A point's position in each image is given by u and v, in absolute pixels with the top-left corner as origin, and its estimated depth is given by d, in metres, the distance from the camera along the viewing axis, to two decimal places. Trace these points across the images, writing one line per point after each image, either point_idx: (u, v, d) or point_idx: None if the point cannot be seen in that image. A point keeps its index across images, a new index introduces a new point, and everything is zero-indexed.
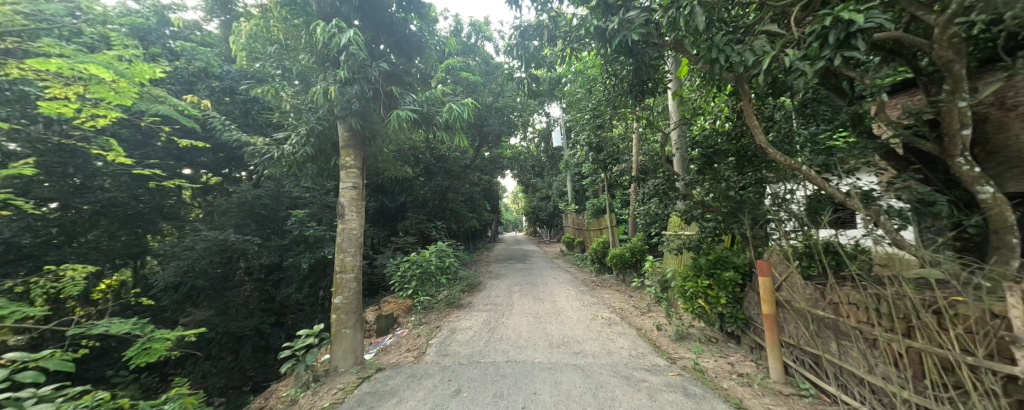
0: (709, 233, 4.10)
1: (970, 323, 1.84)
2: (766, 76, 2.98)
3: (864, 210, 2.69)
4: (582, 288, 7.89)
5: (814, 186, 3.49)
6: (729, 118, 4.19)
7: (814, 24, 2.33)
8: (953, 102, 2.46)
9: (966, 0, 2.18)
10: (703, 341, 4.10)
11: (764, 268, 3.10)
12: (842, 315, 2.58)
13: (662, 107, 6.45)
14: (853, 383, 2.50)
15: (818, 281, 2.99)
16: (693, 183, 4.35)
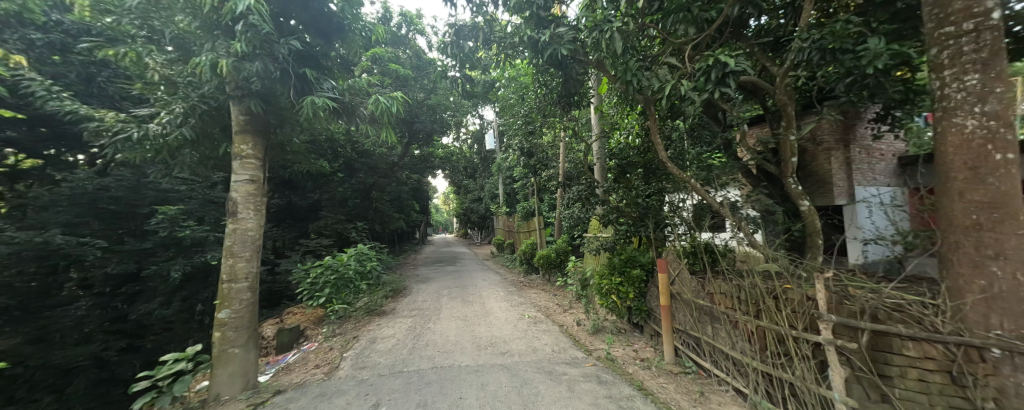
0: (622, 234, 4.67)
1: (794, 304, 2.43)
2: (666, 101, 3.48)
3: (731, 217, 3.34)
4: (510, 289, 8.08)
5: (699, 196, 4.20)
6: (639, 135, 4.82)
7: (702, 62, 2.80)
8: (784, 135, 3.23)
9: (797, 60, 2.88)
10: (614, 333, 4.59)
11: (662, 265, 3.63)
12: (716, 303, 3.15)
13: (586, 119, 7.04)
14: (721, 358, 3.07)
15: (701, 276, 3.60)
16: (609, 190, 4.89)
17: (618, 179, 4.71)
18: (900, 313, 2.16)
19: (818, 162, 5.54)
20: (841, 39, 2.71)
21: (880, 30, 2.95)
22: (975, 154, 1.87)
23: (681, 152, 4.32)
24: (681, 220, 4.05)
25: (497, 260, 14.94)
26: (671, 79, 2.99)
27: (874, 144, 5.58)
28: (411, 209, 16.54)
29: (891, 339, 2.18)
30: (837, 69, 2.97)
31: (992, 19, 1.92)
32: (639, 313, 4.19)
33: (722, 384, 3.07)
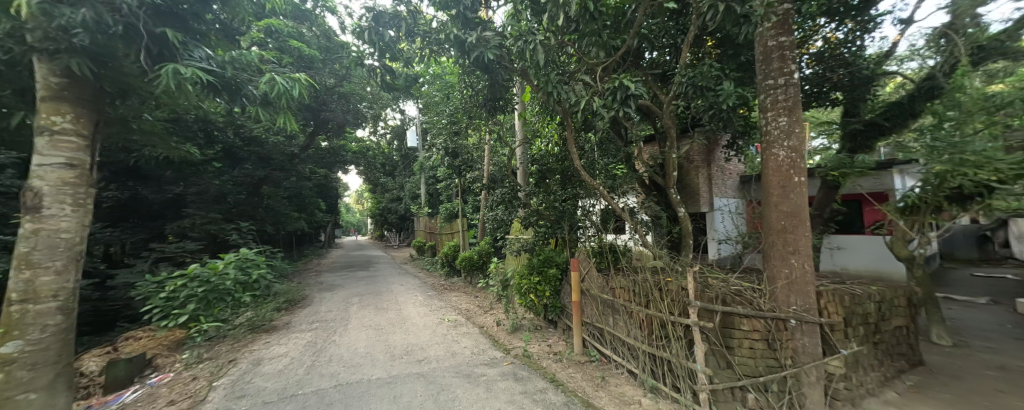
0: (541, 237, 4.98)
1: (672, 293, 2.91)
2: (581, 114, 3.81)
3: (629, 220, 3.83)
4: (431, 293, 7.77)
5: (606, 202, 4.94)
6: (557, 143, 5.17)
7: (610, 83, 3.14)
8: (670, 152, 3.85)
9: (679, 92, 3.47)
10: (531, 330, 4.83)
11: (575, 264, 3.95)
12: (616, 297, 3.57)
13: (511, 125, 7.26)
14: (619, 345, 3.48)
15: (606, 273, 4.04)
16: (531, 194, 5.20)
17: (540, 184, 5.08)
18: (740, 297, 2.81)
19: (691, 177, 7.02)
20: (707, 79, 3.37)
21: (732, 76, 3.77)
22: (784, 176, 2.60)
23: (592, 164, 4.65)
24: (591, 223, 4.68)
25: (416, 263, 14.17)
26: (584, 95, 3.32)
27: (725, 164, 7.36)
28: (314, 208, 14.63)
29: (733, 318, 2.76)
30: (703, 104, 3.68)
31: (795, 79, 2.64)
32: (552, 310, 4.48)
33: (619, 368, 3.49)
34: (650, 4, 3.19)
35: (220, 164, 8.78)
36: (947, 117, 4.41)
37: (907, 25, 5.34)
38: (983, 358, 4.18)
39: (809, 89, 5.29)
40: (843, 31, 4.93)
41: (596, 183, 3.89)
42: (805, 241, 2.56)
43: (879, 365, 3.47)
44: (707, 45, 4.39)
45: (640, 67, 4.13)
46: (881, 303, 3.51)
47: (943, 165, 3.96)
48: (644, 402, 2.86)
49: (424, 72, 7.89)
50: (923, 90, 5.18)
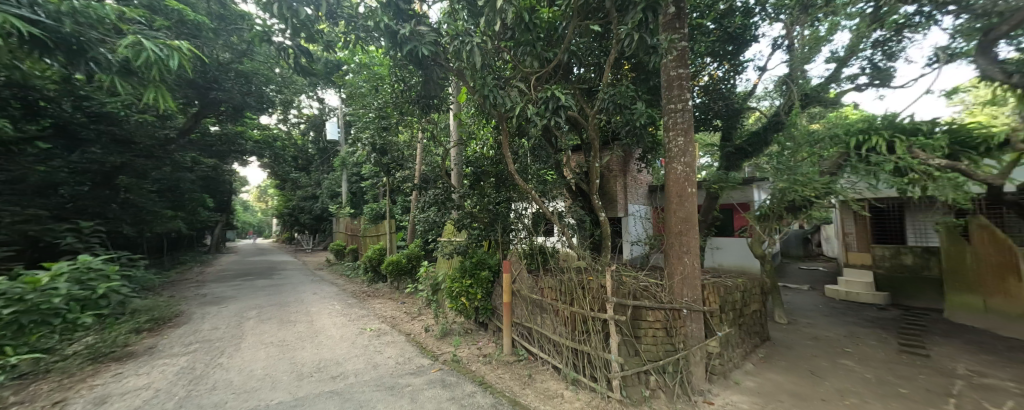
0: (473, 239, 4.97)
1: (593, 291, 3.17)
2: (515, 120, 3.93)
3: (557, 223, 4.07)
4: (351, 302, 7.07)
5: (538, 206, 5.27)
6: (492, 147, 5.26)
7: (543, 92, 3.31)
8: (593, 162, 4.20)
9: (602, 107, 3.82)
10: (461, 334, 4.79)
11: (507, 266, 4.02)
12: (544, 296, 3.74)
13: (445, 125, 7.08)
14: (546, 342, 3.65)
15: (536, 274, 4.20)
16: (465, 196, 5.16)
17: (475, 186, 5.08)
18: (647, 291, 3.22)
19: (609, 184, 7.80)
20: (624, 98, 3.79)
21: (644, 97, 4.28)
22: (682, 187, 3.08)
23: (525, 167, 4.75)
24: (523, 226, 4.87)
25: (332, 269, 12.74)
26: (519, 101, 3.46)
27: (637, 173, 8.29)
28: (195, 204, 12.15)
29: (642, 310, 3.15)
30: (620, 120, 4.12)
31: (688, 106, 3.16)
32: (484, 313, 4.50)
33: (545, 365, 3.66)
34: (578, 24, 3.48)
35: (61, 152, 6.65)
36: (787, 146, 5.74)
37: (762, 72, 6.78)
38: (806, 331, 5.51)
39: (699, 114, 6.34)
40: (721, 70, 5.99)
41: (529, 187, 4.02)
42: (694, 242, 3.07)
43: (743, 342, 4.32)
44: (624, 68, 4.93)
45: (568, 80, 4.45)
46: (744, 292, 4.38)
47: (784, 182, 5.06)
48: (566, 395, 3.06)
49: (348, 59, 7.21)
50: (772, 123, 6.62)
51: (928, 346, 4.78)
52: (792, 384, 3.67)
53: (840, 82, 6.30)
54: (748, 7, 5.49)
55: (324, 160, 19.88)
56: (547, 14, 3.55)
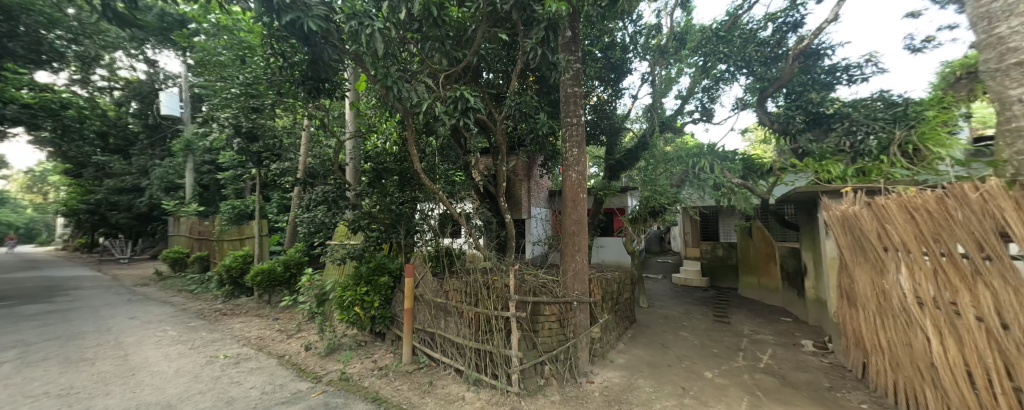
0: (372, 242, 4.65)
1: (499, 290, 3.34)
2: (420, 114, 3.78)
3: (465, 225, 4.12)
4: (195, 324, 5.54)
5: (446, 207, 5.16)
6: (397, 143, 5.01)
7: (452, 92, 3.33)
8: (501, 165, 4.34)
9: (508, 113, 3.99)
10: (353, 347, 4.37)
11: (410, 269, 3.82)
12: (449, 299, 3.71)
13: (337, 113, 6.26)
14: (449, 346, 3.63)
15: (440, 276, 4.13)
16: (363, 194, 4.77)
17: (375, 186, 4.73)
18: (544, 288, 3.57)
19: (515, 189, 8.49)
20: (529, 108, 4.19)
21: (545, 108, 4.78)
22: (576, 194, 3.52)
23: (433, 167, 4.79)
24: (428, 227, 4.69)
25: (164, 283, 9.79)
26: (426, 97, 3.36)
27: (539, 180, 9.26)
28: None
29: (540, 306, 3.45)
30: (525, 128, 4.54)
31: (578, 120, 3.71)
32: (380, 321, 4.21)
33: (446, 369, 3.62)
34: (486, 30, 3.57)
35: None
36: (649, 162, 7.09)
37: (634, 99, 8.09)
38: (658, 312, 6.88)
39: (590, 129, 7.21)
40: (606, 93, 6.91)
41: (435, 187, 3.93)
42: (584, 242, 3.60)
43: (617, 326, 5.11)
44: (529, 80, 5.27)
45: (478, 83, 4.57)
46: (619, 283, 5.21)
47: (649, 191, 6.51)
48: (468, 397, 3.11)
49: (202, 16, 5.72)
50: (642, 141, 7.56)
51: (729, 315, 6.57)
52: (650, 356, 4.53)
53: (684, 114, 8.09)
54: (625, 44, 6.58)
55: (151, 139, 15.06)
56: (457, 13, 3.53)
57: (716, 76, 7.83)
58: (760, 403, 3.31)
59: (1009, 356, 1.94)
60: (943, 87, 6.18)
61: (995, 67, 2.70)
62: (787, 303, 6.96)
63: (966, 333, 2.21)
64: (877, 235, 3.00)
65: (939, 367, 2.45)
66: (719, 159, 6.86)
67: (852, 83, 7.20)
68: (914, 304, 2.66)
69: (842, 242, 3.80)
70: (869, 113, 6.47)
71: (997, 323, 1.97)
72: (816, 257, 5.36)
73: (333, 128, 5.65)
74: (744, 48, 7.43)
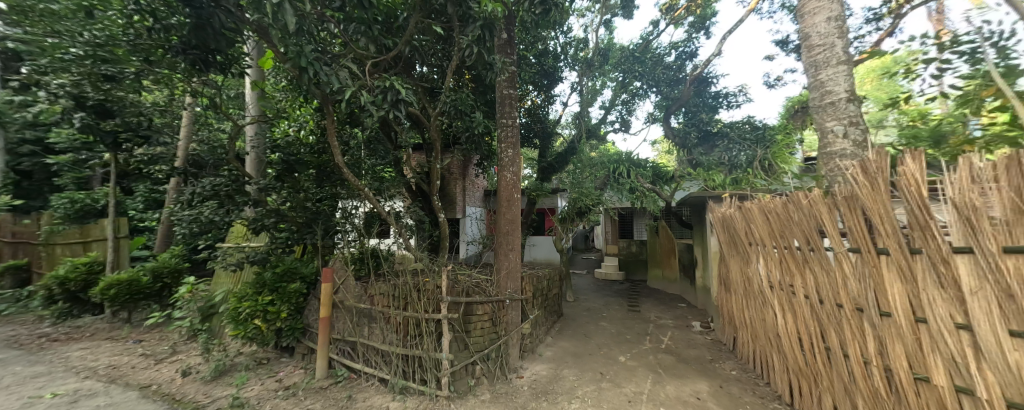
0: (282, 244, 4.18)
1: (430, 292, 3.32)
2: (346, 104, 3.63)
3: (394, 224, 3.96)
4: (2, 357, 4.13)
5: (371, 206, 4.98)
6: (314, 134, 4.59)
7: (381, 81, 3.23)
8: (435, 163, 4.22)
9: (443, 109, 3.91)
10: (250, 367, 3.78)
11: (328, 275, 3.52)
12: (374, 304, 3.52)
13: (234, 93, 5.32)
14: (372, 354, 3.44)
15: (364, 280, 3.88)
16: (269, 188, 4.15)
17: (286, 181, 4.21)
18: (478, 287, 3.70)
19: (449, 187, 8.28)
20: (465, 106, 4.22)
21: (480, 108, 4.84)
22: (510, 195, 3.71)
23: (358, 160, 4.60)
24: (352, 227, 4.37)
25: None
26: (350, 84, 3.10)
27: (474, 179, 9.23)
28: None
29: (473, 307, 3.53)
30: (461, 125, 4.56)
31: (512, 122, 3.87)
32: (287, 332, 3.80)
33: (369, 380, 3.42)
34: (420, 20, 3.44)
35: None
36: (576, 166, 7.62)
37: (565, 106, 8.64)
38: (580, 305, 7.42)
39: (523, 132, 7.33)
40: (539, 98, 7.15)
41: (360, 183, 3.86)
42: (516, 240, 3.98)
43: (546, 321, 5.35)
44: (465, 77, 5.23)
45: (411, 75, 4.44)
46: (549, 280, 5.52)
47: (576, 193, 7.07)
48: (393, 406, 3.01)
49: None
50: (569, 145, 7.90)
51: (638, 304, 7.42)
52: (574, 347, 4.88)
53: (606, 124, 8.87)
54: (557, 53, 6.91)
55: None
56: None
57: (633, 91, 8.79)
58: (662, 379, 3.83)
59: (823, 325, 2.58)
60: (787, 116, 7.99)
61: (818, 105, 3.63)
62: (683, 291, 8.16)
63: (799, 309, 2.87)
64: (745, 233, 3.70)
65: (783, 336, 3.12)
66: (632, 165, 7.87)
67: (731, 108, 8.80)
68: (767, 288, 3.35)
69: (720, 239, 4.60)
70: (740, 134, 8.18)
71: (817, 299, 2.62)
72: (703, 251, 6.44)
73: (226, 109, 4.76)
74: (654, 70, 8.65)
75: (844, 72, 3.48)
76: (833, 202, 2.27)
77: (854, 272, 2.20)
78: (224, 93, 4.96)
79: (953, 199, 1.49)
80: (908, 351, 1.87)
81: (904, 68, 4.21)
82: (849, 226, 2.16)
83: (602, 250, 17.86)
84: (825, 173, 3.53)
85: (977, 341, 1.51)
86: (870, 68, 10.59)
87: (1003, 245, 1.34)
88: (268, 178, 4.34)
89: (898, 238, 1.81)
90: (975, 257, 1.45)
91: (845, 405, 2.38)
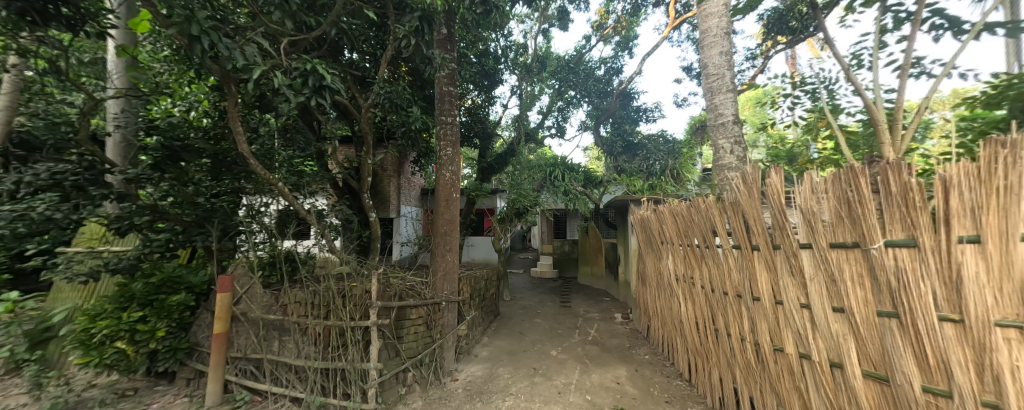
0: (161, 249, 3.46)
1: (357, 298, 3.11)
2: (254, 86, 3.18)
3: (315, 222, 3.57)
4: None
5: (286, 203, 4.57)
6: (211, 116, 3.82)
7: (300, 62, 2.87)
8: (365, 158, 3.89)
9: (375, 100, 3.64)
10: (107, 402, 3.04)
11: (226, 283, 3.03)
12: (287, 314, 3.14)
13: (91, 57, 4.20)
14: (283, 371, 3.05)
15: (274, 288, 3.42)
16: (143, 178, 3.28)
17: (168, 172, 3.46)
18: (412, 290, 3.61)
19: (382, 185, 7.81)
20: (400, 99, 4.00)
21: (417, 103, 4.63)
22: None
23: (269, 150, 4.04)
24: (260, 227, 3.87)
25: None
26: (259, 61, 2.69)
27: (410, 177, 8.79)
28: None
29: (406, 311, 3.39)
30: (396, 119, 4.31)
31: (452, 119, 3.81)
32: (164, 354, 3.14)
33: (278, 401, 3.00)
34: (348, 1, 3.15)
35: None
36: (515, 168, 7.75)
37: (504, 108, 8.72)
38: (516, 304, 7.55)
39: (463, 131, 7.25)
40: (480, 98, 7.08)
41: (271, 177, 3.37)
42: (454, 241, 3.99)
43: (483, 321, 5.33)
44: (401, 69, 4.94)
45: (338, 61, 4.05)
46: (486, 280, 5.54)
47: (515, 194, 7.19)
48: None
49: None
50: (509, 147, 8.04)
51: (569, 300, 7.85)
52: (509, 345, 4.94)
53: (543, 128, 9.19)
54: (497, 55, 6.90)
55: None
56: None
57: (568, 99, 9.27)
58: (588, 369, 4.09)
59: (712, 310, 3.05)
60: (691, 132, 9.28)
61: (714, 124, 4.26)
62: (608, 287, 8.87)
63: (696, 297, 3.33)
64: (658, 231, 4.14)
65: (684, 321, 3.58)
66: (567, 169, 8.22)
67: (649, 121, 9.87)
68: (673, 280, 3.81)
69: (638, 238, 5.10)
70: (656, 146, 9.26)
71: (708, 288, 3.07)
72: (626, 249, 7.09)
73: (75, 76, 3.70)
74: (586, 81, 9.31)
75: (731, 98, 4.16)
76: (722, 206, 2.68)
77: (736, 264, 2.63)
78: (74, 56, 3.88)
79: (801, 205, 1.90)
80: (770, 328, 2.32)
81: (770, 100, 5.21)
82: (733, 226, 2.57)
83: (538, 249, 18.44)
84: (716, 182, 4.18)
85: (813, 317, 1.93)
86: (748, 97, 12.85)
87: (832, 242, 1.76)
88: (140, 167, 3.49)
89: (765, 237, 2.22)
90: (814, 252, 1.87)
91: (727, 376, 2.83)
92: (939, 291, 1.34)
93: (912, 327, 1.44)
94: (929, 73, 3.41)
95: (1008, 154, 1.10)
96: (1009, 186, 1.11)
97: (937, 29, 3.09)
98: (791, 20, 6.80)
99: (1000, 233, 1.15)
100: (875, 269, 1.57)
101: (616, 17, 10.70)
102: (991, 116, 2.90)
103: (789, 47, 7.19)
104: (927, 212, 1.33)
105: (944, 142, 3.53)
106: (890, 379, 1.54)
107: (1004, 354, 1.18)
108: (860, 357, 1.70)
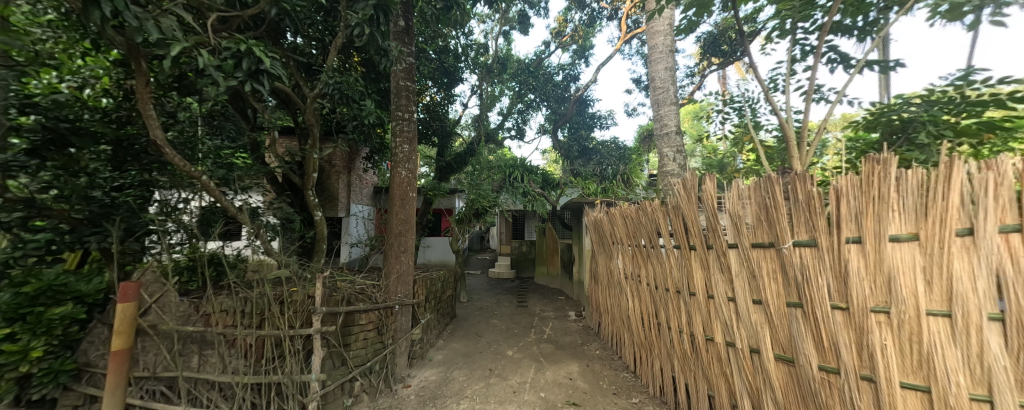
0: (40, 251, 2.88)
1: (297, 305, 2.97)
2: (172, 65, 2.83)
3: (247, 223, 3.27)
4: None
5: (211, 199, 4.17)
6: (113, 96, 3.21)
7: (231, 43, 2.63)
8: (311, 152, 3.63)
9: (322, 91, 3.42)
10: None
11: (130, 291, 2.65)
12: (210, 325, 2.88)
13: None
14: (205, 389, 2.77)
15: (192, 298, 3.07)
16: (13, 167, 2.71)
17: (52, 159, 2.87)
18: (362, 294, 3.53)
19: (331, 182, 7.36)
20: (352, 91, 3.81)
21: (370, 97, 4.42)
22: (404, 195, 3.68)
23: (190, 138, 3.58)
24: (178, 226, 3.55)
25: None
26: (178, 37, 2.40)
27: (363, 174, 8.36)
28: None
29: (353, 316, 3.29)
30: (347, 112, 4.09)
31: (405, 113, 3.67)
32: (42, 378, 2.73)
33: None
34: None
35: None
36: (473, 167, 7.73)
37: (464, 107, 8.65)
38: (473, 305, 7.50)
39: (420, 128, 7.07)
40: (438, 95, 7.00)
41: (193, 169, 3.04)
42: (409, 242, 3.88)
43: (438, 323, 5.24)
44: (353, 60, 4.70)
45: (280, 46, 3.75)
46: (443, 282, 5.46)
47: (474, 195, 7.13)
48: None
49: None
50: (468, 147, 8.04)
51: (526, 299, 7.98)
52: (465, 347, 4.90)
53: (503, 129, 9.27)
54: (457, 53, 6.79)
55: None
56: None
57: (528, 102, 9.45)
58: (542, 366, 4.19)
59: (655, 305, 3.28)
60: (639, 140, 9.97)
61: (660, 133, 4.58)
62: (563, 286, 9.13)
63: (642, 293, 3.55)
64: (611, 232, 4.29)
65: (632, 319, 3.77)
66: (527, 171, 8.42)
67: (603, 128, 10.41)
68: (624, 278, 4.01)
69: (592, 239, 5.30)
70: (609, 151, 9.79)
71: (652, 285, 3.29)
72: (580, 249, 7.37)
73: None
74: (545, 85, 9.57)
75: (674, 111, 4.53)
76: (665, 209, 2.90)
77: (678, 262, 2.85)
78: None
79: (729, 209, 2.12)
80: (703, 320, 2.55)
81: (706, 114, 5.73)
82: (674, 228, 2.77)
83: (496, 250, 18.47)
84: (660, 187, 4.51)
85: (737, 309, 2.18)
86: (687, 110, 14.23)
87: (753, 242, 1.99)
88: (7, 152, 2.71)
89: (701, 238, 2.44)
90: (739, 251, 2.11)
91: (667, 365, 3.07)
92: (831, 284, 1.59)
93: (811, 316, 1.69)
94: (827, 99, 3.97)
95: (882, 169, 1.36)
96: (882, 196, 1.37)
97: (832, 63, 3.61)
98: (723, 44, 7.62)
99: (875, 235, 1.40)
100: (784, 265, 1.81)
101: (573, 26, 11.12)
102: (868, 138, 3.46)
103: (722, 68, 8.05)
104: (825, 216, 1.58)
105: (837, 157, 4.14)
106: (794, 361, 1.80)
107: (876, 335, 1.43)
108: (771, 343, 1.95)
